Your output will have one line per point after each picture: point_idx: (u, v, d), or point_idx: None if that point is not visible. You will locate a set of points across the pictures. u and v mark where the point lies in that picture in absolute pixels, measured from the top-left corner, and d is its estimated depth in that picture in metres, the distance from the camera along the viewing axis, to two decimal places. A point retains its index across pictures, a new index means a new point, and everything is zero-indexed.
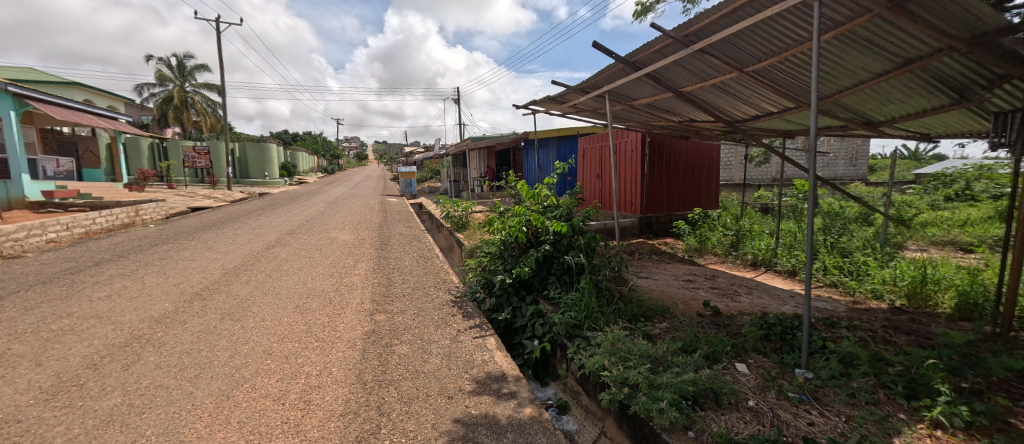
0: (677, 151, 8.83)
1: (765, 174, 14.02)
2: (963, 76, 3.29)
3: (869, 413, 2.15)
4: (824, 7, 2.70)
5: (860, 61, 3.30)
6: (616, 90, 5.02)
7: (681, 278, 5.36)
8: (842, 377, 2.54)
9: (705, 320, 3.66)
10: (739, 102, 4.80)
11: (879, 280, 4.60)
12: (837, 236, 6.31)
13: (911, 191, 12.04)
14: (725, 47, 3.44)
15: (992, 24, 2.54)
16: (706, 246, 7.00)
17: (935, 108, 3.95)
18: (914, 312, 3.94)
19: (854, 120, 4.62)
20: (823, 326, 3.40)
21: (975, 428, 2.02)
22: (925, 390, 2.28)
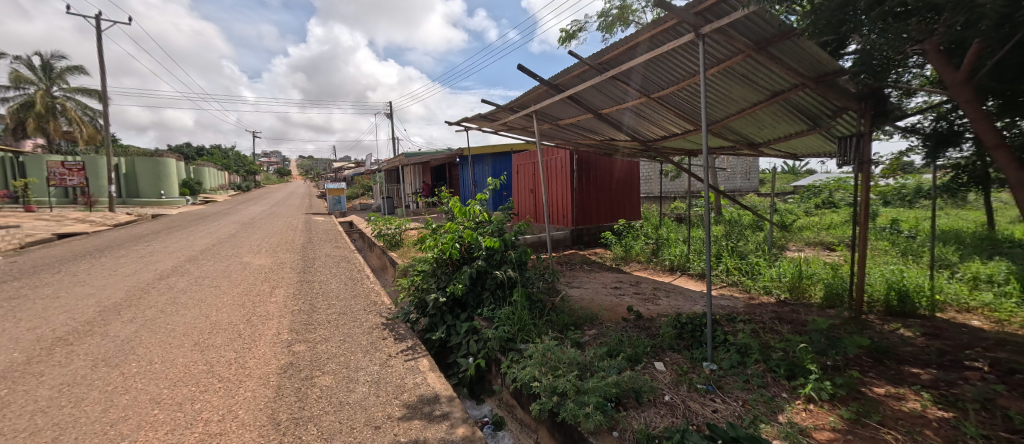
0: (603, 167, 9.50)
1: (679, 187, 15.61)
2: (814, 107, 4.02)
3: (760, 395, 2.48)
4: (708, 46, 3.15)
5: (740, 92, 3.88)
6: (542, 110, 5.29)
7: (610, 286, 5.70)
8: (739, 366, 2.89)
9: (629, 324, 3.93)
10: (649, 124, 5.33)
11: (768, 278, 5.35)
12: (736, 241, 7.22)
13: (791, 200, 14.22)
14: (633, 75, 3.83)
15: (829, 67, 3.17)
16: (630, 254, 7.56)
17: (799, 132, 4.74)
18: (794, 304, 4.64)
19: (741, 142, 5.38)
20: (726, 322, 3.85)
21: (837, 399, 2.43)
22: (802, 371, 2.68)
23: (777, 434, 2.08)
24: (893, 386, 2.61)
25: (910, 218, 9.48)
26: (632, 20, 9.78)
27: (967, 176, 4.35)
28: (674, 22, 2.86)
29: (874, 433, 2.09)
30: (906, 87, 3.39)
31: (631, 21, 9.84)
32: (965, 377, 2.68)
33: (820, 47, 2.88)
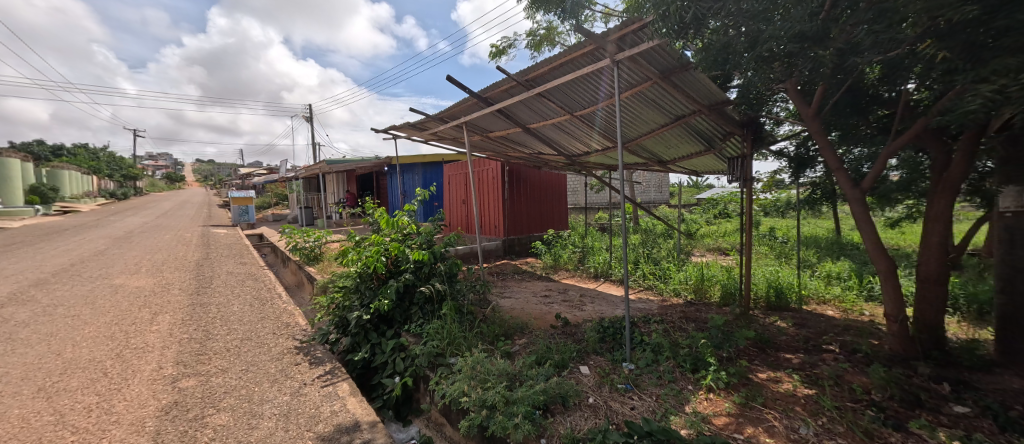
0: (533, 179, 9.80)
1: (603, 198, 16.74)
2: (709, 131, 4.62)
3: (670, 389, 2.72)
4: (621, 72, 3.46)
5: (650, 115, 4.31)
6: (472, 122, 5.32)
7: (540, 294, 5.85)
8: (653, 363, 3.15)
9: (557, 331, 4.06)
10: (573, 140, 5.65)
11: (678, 281, 5.95)
12: (651, 248, 7.92)
13: (695, 211, 16.05)
14: (558, 93, 4.04)
15: (719, 97, 3.67)
16: (559, 263, 7.87)
17: (698, 152, 5.40)
18: (698, 304, 5.21)
19: (652, 159, 5.96)
20: (642, 323, 4.18)
21: (731, 386, 2.77)
22: (703, 364, 3.02)
23: (684, 424, 2.30)
24: (773, 371, 3.05)
25: (784, 226, 11.29)
26: (558, 42, 10.35)
27: (820, 192, 5.33)
28: (592, 48, 3.10)
29: (759, 414, 2.42)
30: (775, 118, 4.07)
31: (556, 42, 10.41)
32: (823, 359, 3.24)
33: (711, 80, 3.33)
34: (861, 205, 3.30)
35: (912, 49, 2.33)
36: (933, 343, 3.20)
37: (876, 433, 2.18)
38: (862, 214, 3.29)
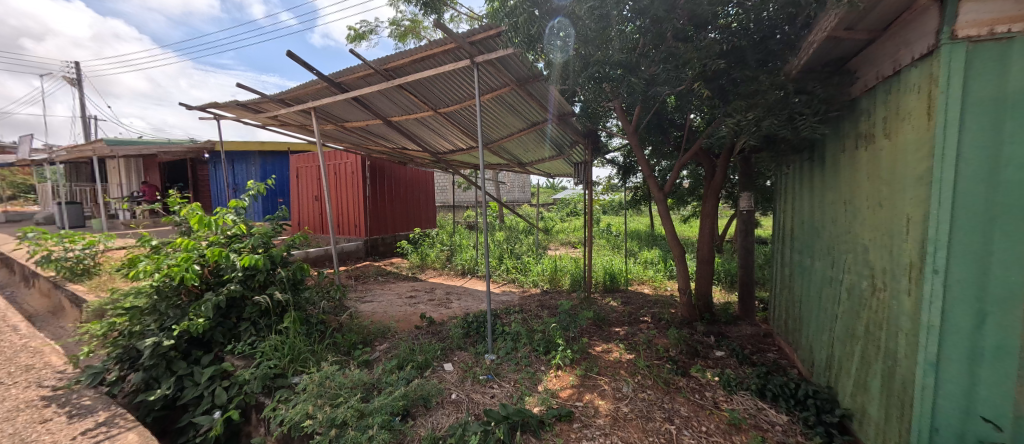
0: (398, 176, 9.31)
1: (470, 197, 17.12)
2: (559, 138, 5.20)
3: (526, 373, 2.96)
4: (481, 75, 3.59)
5: (509, 118, 4.56)
6: (323, 108, 4.73)
7: (405, 295, 5.60)
8: (512, 351, 3.38)
9: (422, 331, 3.96)
10: (438, 137, 5.57)
11: (536, 273, 6.52)
12: (513, 244, 8.47)
13: (551, 210, 17.89)
14: (419, 87, 3.93)
15: (567, 109, 4.15)
16: (426, 262, 7.70)
17: (551, 156, 6.03)
18: (552, 292, 5.82)
19: (513, 161, 6.37)
20: (504, 314, 4.43)
21: (575, 361, 3.18)
22: (553, 346, 3.39)
23: (536, 402, 2.54)
24: (606, 343, 3.63)
25: (617, 223, 13.57)
26: (424, 37, 10.10)
27: (641, 194, 6.57)
28: (452, 46, 3.11)
29: (595, 381, 2.85)
30: (609, 131, 4.83)
31: (422, 37, 10.15)
32: (640, 329, 4.01)
33: (558, 93, 3.74)
34: (664, 205, 4.20)
35: (691, 87, 3.08)
36: (706, 307, 4.31)
37: (671, 381, 2.83)
38: (664, 212, 4.20)
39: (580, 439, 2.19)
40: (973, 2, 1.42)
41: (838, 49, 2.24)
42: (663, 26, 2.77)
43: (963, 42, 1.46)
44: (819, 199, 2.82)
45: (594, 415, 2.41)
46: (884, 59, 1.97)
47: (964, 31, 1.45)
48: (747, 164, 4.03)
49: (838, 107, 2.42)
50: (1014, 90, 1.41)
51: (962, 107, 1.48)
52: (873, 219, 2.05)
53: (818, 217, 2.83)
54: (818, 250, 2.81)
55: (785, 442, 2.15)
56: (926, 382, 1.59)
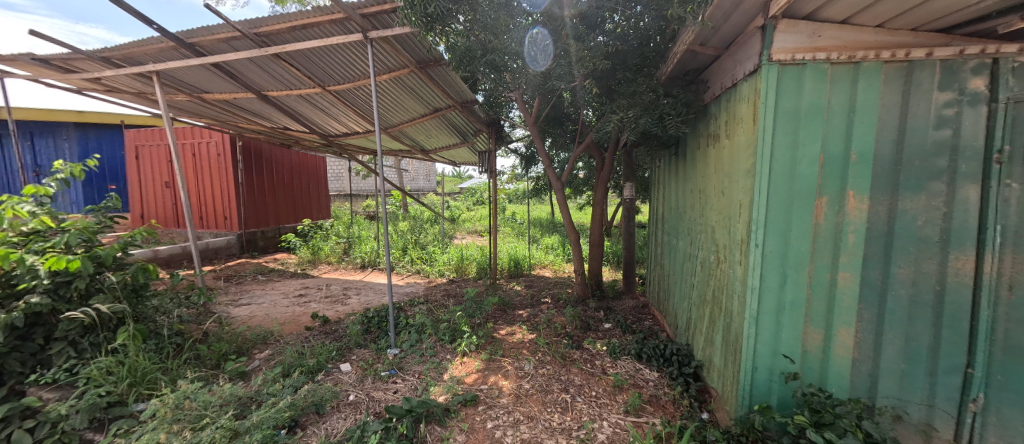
0: (281, 160, 8.18)
1: (370, 185, 15.99)
2: (463, 126, 5.15)
3: (431, 364, 2.92)
4: (375, 53, 3.32)
5: (409, 103, 4.35)
6: (171, 75, 3.86)
7: (293, 295, 5.01)
8: (417, 343, 3.30)
9: (313, 332, 3.60)
10: (328, 118, 5.03)
11: (442, 262, 6.43)
12: (418, 233, 8.19)
13: (458, 199, 17.78)
14: (302, 60, 3.48)
15: (469, 96, 4.12)
16: (319, 256, 6.98)
17: (454, 144, 5.95)
18: (459, 280, 5.82)
19: (416, 147, 6.12)
20: (408, 306, 4.29)
21: (480, 346, 3.25)
22: (459, 333, 3.41)
23: (441, 391, 2.53)
24: (510, 326, 3.78)
25: (521, 211, 14.13)
26: (308, 3, 8.92)
27: (541, 183, 6.93)
28: (340, 17, 2.81)
29: (499, 364, 2.96)
30: (511, 121, 4.95)
31: (306, 3, 8.96)
32: (541, 310, 4.27)
33: (461, 79, 3.69)
34: (561, 194, 4.50)
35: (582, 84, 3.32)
36: (597, 285, 4.78)
37: (566, 355, 3.08)
38: (561, 199, 4.50)
39: (485, 420, 2.25)
40: (782, 33, 1.81)
41: (695, 60, 2.65)
42: (557, 23, 2.92)
43: (775, 64, 1.84)
44: (682, 187, 3.32)
45: (498, 396, 2.51)
46: (726, 73, 2.39)
47: (776, 55, 1.83)
48: (630, 157, 4.54)
49: (694, 111, 2.88)
50: (805, 104, 1.84)
51: (775, 115, 1.87)
52: (718, 205, 2.50)
53: (680, 203, 3.35)
54: (681, 231, 3.32)
55: (657, 394, 2.53)
56: (750, 333, 2.01)
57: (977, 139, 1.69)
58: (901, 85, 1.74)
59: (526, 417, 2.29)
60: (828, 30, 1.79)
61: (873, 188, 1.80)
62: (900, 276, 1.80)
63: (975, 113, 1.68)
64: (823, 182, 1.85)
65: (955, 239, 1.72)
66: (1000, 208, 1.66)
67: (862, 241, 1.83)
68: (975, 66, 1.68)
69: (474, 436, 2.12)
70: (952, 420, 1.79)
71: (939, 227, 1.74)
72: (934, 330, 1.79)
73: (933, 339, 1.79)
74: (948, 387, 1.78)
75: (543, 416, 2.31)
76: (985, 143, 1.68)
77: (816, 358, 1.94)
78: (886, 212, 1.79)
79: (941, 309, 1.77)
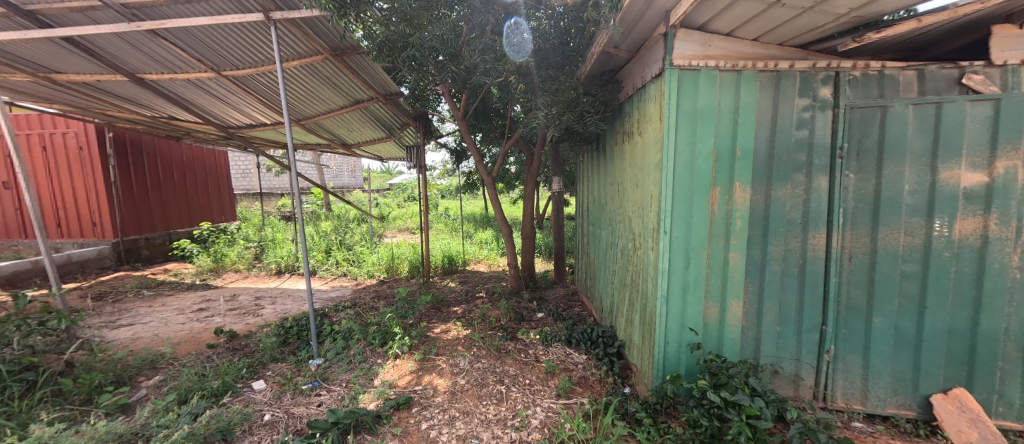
0: (170, 155, 7.06)
1: (285, 182, 14.53)
2: (388, 119, 4.92)
3: (360, 371, 2.77)
4: (281, 38, 3.01)
5: (325, 94, 4.02)
6: (2, 50, 3.10)
7: (191, 309, 4.37)
8: (344, 350, 3.11)
9: (219, 349, 3.20)
10: (226, 107, 4.44)
11: (371, 263, 6.09)
12: (344, 233, 7.61)
13: (387, 196, 16.97)
14: (188, 40, 3.01)
15: (393, 88, 3.94)
16: (223, 263, 6.20)
17: (380, 138, 5.67)
18: (390, 281, 5.59)
19: (336, 141, 5.70)
20: (333, 312, 4.00)
21: (413, 347, 3.17)
22: (390, 336, 3.28)
23: (372, 398, 2.43)
24: (444, 324, 3.73)
25: (454, 207, 13.93)
26: None
27: (473, 178, 6.90)
28: None
29: (433, 362, 2.91)
30: (439, 116, 4.85)
31: None
32: (475, 305, 4.28)
33: (383, 70, 3.50)
34: (492, 188, 4.53)
35: (508, 80, 3.36)
36: (529, 277, 4.91)
37: (501, 347, 3.15)
38: (492, 194, 4.53)
39: (419, 422, 2.21)
40: (681, 40, 2.01)
41: (610, 62, 2.84)
42: (480, 17, 2.93)
43: (675, 68, 2.04)
44: (603, 180, 3.55)
45: (433, 395, 2.47)
46: (636, 75, 2.60)
47: (677, 60, 2.02)
48: (556, 153, 4.72)
49: (611, 109, 3.08)
50: (701, 105, 2.07)
51: (677, 114, 2.07)
52: (633, 196, 2.71)
53: (602, 195, 3.57)
54: (604, 222, 3.55)
55: (585, 376, 2.70)
56: (662, 311, 2.22)
57: (826, 138, 2.06)
58: (773, 91, 2.05)
59: (461, 413, 2.29)
60: (716, 40, 2.03)
61: (754, 179, 2.10)
62: (775, 253, 2.13)
63: (824, 116, 2.05)
64: (716, 175, 2.11)
65: (813, 220, 2.09)
66: (842, 194, 2.05)
67: (746, 225, 2.13)
68: (823, 78, 2.04)
69: (408, 439, 2.07)
70: (813, 369, 2.18)
71: (801, 211, 2.09)
72: (799, 297, 2.15)
73: (799, 304, 2.16)
74: (810, 342, 2.17)
75: (478, 410, 2.33)
76: (831, 141, 2.05)
77: (714, 329, 2.22)
78: (763, 199, 2.11)
79: (804, 279, 2.13)
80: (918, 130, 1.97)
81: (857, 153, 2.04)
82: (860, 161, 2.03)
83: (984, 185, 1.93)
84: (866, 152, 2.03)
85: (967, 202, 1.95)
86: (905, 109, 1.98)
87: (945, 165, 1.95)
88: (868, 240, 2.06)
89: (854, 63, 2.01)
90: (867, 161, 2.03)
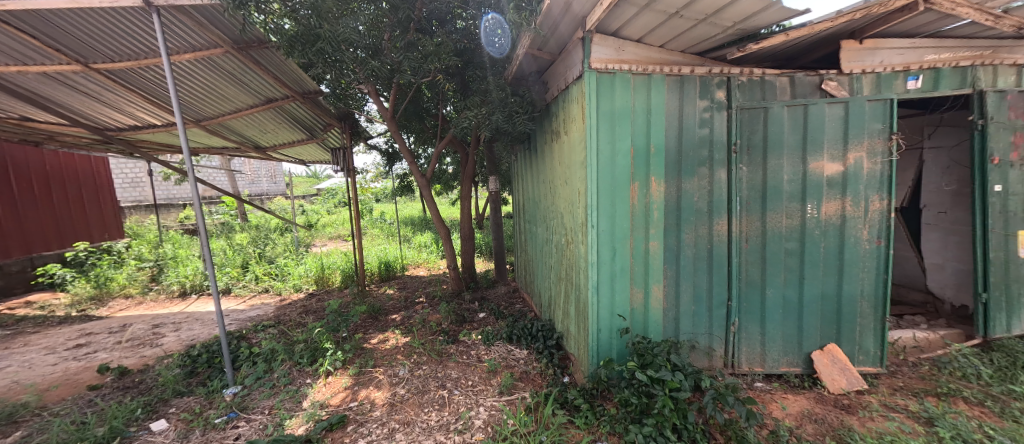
0: (29, 164, 5.85)
1: (188, 191, 12.78)
2: (307, 119, 4.55)
3: (286, 394, 2.54)
4: (168, 26, 2.61)
5: (230, 92, 3.62)
6: None
7: (66, 347, 3.67)
8: (266, 373, 2.83)
9: (106, 390, 2.73)
10: (102, 106, 3.79)
11: (297, 275, 5.60)
12: (264, 244, 6.91)
13: (314, 202, 15.74)
14: (39, 26, 2.50)
15: (310, 86, 3.66)
16: (109, 289, 5.28)
17: (300, 141, 5.23)
18: (320, 293, 5.19)
19: (246, 144, 5.14)
20: (253, 333, 3.61)
21: (347, 361, 2.99)
22: (321, 352, 3.05)
23: (300, 422, 2.24)
24: (381, 333, 3.57)
25: (389, 210, 13.34)
26: None
27: (407, 180, 6.68)
28: None
29: (370, 375, 2.77)
30: (366, 116, 4.61)
31: None
32: (415, 310, 4.15)
33: (297, 67, 3.24)
34: (427, 190, 4.42)
35: (435, 79, 3.30)
36: (471, 278, 4.89)
37: (442, 351, 3.10)
38: (427, 196, 4.42)
39: (355, 440, 2.08)
40: (597, 45, 2.13)
41: (535, 64, 2.93)
42: (402, 15, 2.84)
43: (593, 71, 2.16)
44: (536, 179, 3.65)
45: (370, 410, 2.35)
46: (560, 76, 2.71)
47: (595, 64, 2.14)
48: (491, 152, 4.73)
49: (539, 110, 3.18)
50: (618, 106, 2.22)
51: (597, 114, 2.20)
52: (563, 192, 2.82)
53: (536, 194, 3.67)
54: (539, 218, 3.65)
55: (527, 370, 2.76)
56: (593, 301, 2.34)
57: (723, 135, 2.32)
58: (678, 93, 2.26)
59: (401, 424, 2.21)
60: (628, 46, 2.19)
61: (666, 174, 2.30)
62: (687, 240, 2.36)
63: (719, 116, 2.31)
64: (634, 171, 2.28)
65: (716, 209, 2.35)
66: (738, 185, 2.33)
67: (662, 216, 2.33)
68: (718, 82, 2.30)
69: None
70: (723, 341, 2.45)
71: (706, 201, 2.34)
72: (709, 277, 2.41)
73: (709, 284, 2.41)
74: (719, 317, 2.44)
75: (420, 418, 2.26)
76: (727, 138, 2.32)
77: (639, 313, 2.39)
78: (675, 192, 2.32)
79: (712, 262, 2.39)
80: (791, 128, 2.31)
81: (747, 148, 2.33)
82: (750, 155, 2.33)
83: (841, 173, 2.32)
84: (754, 147, 2.33)
85: (829, 188, 2.33)
86: (781, 110, 2.30)
87: (813, 157, 2.31)
88: (759, 224, 2.37)
89: (741, 70, 2.29)
90: (755, 155, 2.33)
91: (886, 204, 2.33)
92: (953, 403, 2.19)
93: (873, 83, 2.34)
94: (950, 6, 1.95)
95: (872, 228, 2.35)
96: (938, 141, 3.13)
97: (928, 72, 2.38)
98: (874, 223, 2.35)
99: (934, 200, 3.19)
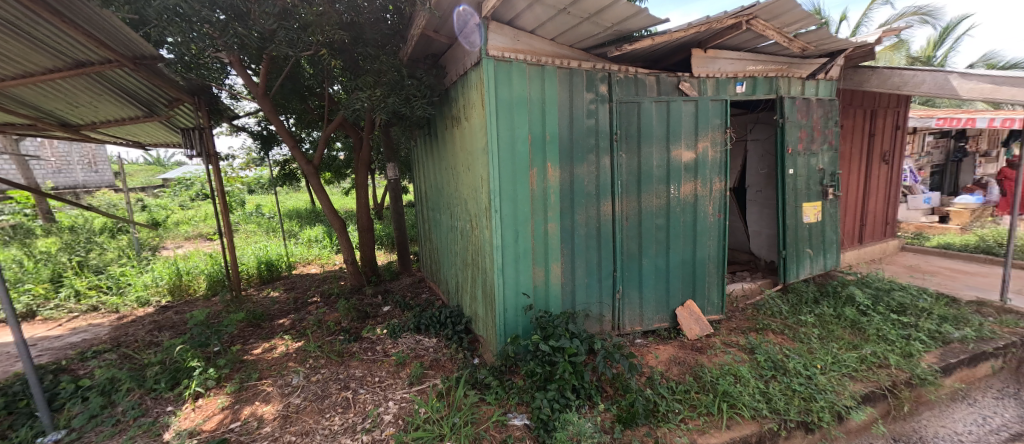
0: None
1: None
2: (142, 91, 3.64)
3: (140, 429, 2.10)
4: None
5: (12, 49, 2.70)
6: None
7: None
8: (105, 409, 2.28)
9: None
10: None
11: (142, 287, 4.54)
12: (86, 250, 5.42)
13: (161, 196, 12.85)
14: None
15: (144, 51, 2.94)
16: None
17: (133, 118, 4.18)
18: (178, 305, 4.31)
19: (44, 119, 3.91)
20: (79, 364, 2.85)
21: (223, 379, 2.59)
22: (185, 373, 2.57)
23: None
24: (266, 342, 3.17)
25: (267, 203, 11.64)
26: None
27: (290, 168, 5.91)
28: None
29: (254, 390, 2.45)
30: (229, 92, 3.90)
31: None
32: (306, 312, 3.76)
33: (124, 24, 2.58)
34: (315, 178, 3.98)
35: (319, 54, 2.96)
36: (372, 271, 4.61)
37: (344, 351, 2.89)
38: (316, 185, 3.98)
39: None
40: (494, 32, 2.17)
41: (432, 45, 2.85)
42: None
43: (491, 58, 2.19)
44: (438, 165, 3.58)
45: (258, 427, 2.09)
46: (458, 62, 2.69)
47: (492, 51, 2.18)
48: (388, 137, 4.46)
49: (438, 94, 3.10)
50: (515, 94, 2.30)
51: (496, 101, 2.25)
52: (467, 179, 2.82)
53: (439, 180, 3.61)
54: (443, 206, 3.61)
55: (437, 357, 2.76)
56: (499, 282, 2.43)
57: (606, 125, 2.59)
58: (568, 86, 2.45)
59: (298, 436, 2.02)
60: (523, 36, 2.28)
61: (560, 160, 2.49)
62: (580, 220, 2.61)
63: (602, 107, 2.57)
64: (531, 157, 2.41)
65: (602, 192, 2.64)
66: (618, 170, 2.65)
67: (558, 199, 2.52)
68: (601, 77, 2.55)
69: None
70: (610, 307, 2.80)
71: (594, 184, 2.61)
72: (598, 252, 2.70)
73: (598, 258, 2.71)
74: (607, 286, 2.77)
75: (320, 425, 2.09)
76: (609, 128, 2.61)
77: (541, 289, 2.58)
78: (568, 176, 2.53)
79: (600, 238, 2.69)
80: (658, 120, 2.70)
81: (625, 137, 2.65)
82: (627, 143, 2.66)
83: (693, 159, 2.82)
84: (631, 136, 2.66)
85: (685, 172, 2.81)
86: (650, 105, 2.67)
87: (674, 146, 2.75)
88: (636, 203, 2.74)
89: (619, 67, 2.58)
90: (632, 143, 2.67)
91: (723, 184, 2.92)
92: (766, 334, 2.90)
93: (714, 86, 2.87)
94: (762, 28, 2.49)
95: (714, 204, 2.92)
96: (756, 135, 4.00)
97: (749, 80, 3.01)
98: (716, 200, 2.92)
99: (755, 180, 4.08)
